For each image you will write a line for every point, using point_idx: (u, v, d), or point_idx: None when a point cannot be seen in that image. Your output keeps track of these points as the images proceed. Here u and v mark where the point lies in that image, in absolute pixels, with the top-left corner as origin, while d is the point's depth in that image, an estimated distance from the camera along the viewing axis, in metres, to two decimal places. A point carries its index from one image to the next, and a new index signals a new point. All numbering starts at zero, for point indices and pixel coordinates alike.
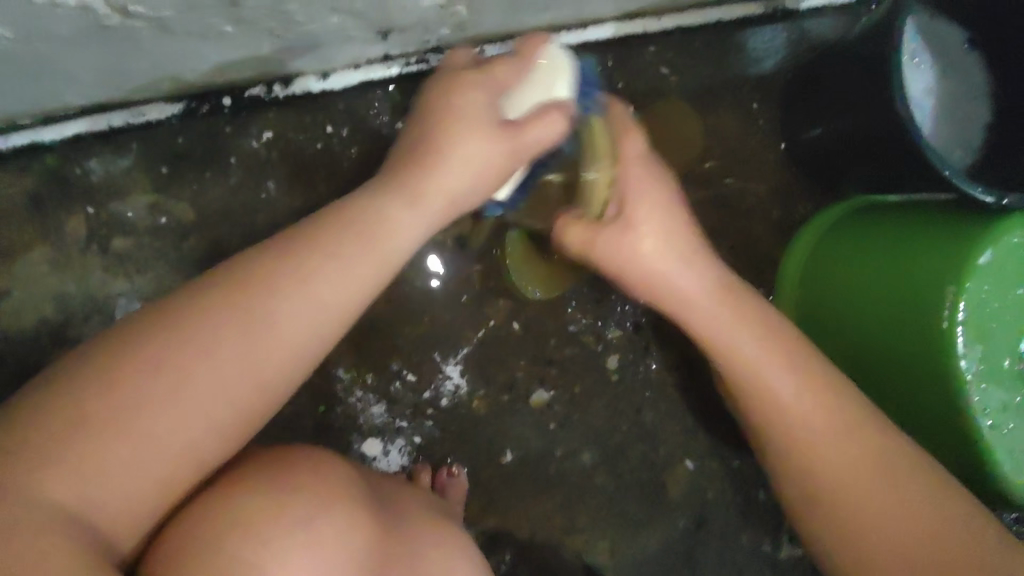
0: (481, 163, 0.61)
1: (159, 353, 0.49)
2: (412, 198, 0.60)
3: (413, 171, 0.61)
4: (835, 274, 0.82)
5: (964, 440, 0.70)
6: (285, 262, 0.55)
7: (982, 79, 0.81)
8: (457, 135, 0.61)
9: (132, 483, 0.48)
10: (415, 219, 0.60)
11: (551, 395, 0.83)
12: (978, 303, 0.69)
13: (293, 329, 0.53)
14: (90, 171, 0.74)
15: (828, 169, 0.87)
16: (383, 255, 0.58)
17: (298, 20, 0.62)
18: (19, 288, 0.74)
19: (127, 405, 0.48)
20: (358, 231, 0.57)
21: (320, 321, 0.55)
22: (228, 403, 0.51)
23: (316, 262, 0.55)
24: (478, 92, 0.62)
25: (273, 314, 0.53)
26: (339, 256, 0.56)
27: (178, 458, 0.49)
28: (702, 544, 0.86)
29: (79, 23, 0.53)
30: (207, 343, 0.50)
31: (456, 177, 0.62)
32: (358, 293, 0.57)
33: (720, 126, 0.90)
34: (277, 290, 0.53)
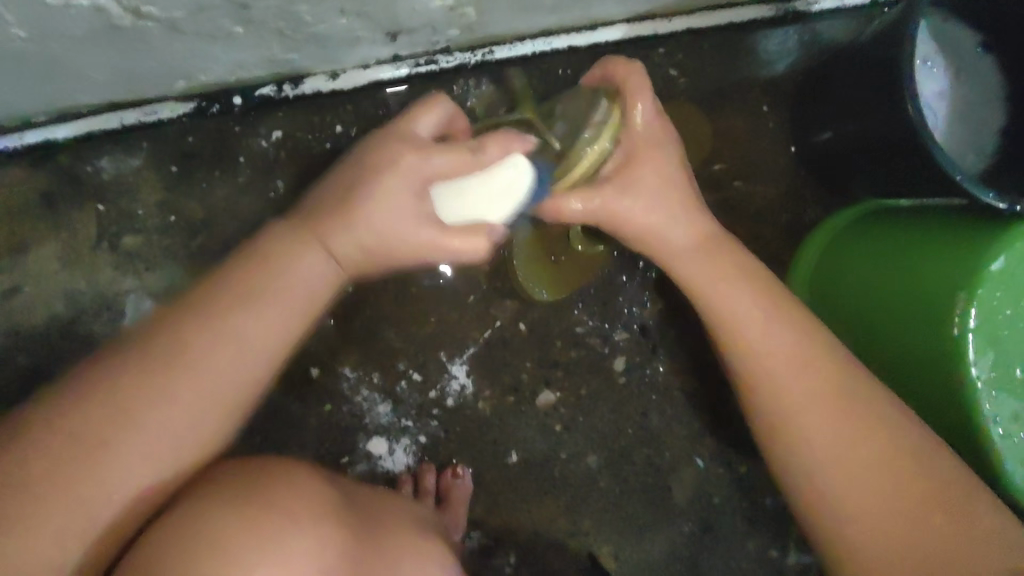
0: (394, 228, 0.62)
1: (89, 424, 0.52)
2: (323, 245, 0.62)
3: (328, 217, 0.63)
4: (853, 269, 0.81)
5: (974, 448, 0.69)
6: (199, 323, 0.58)
7: (998, 84, 0.80)
8: (376, 193, 0.61)
9: (75, 538, 0.51)
10: (327, 264, 0.63)
11: (557, 397, 0.83)
12: (990, 310, 0.68)
13: (219, 378, 0.57)
14: (101, 169, 0.75)
15: (837, 174, 0.86)
16: (297, 301, 0.62)
17: (307, 21, 0.62)
18: (31, 284, 0.75)
19: (65, 469, 0.51)
20: (265, 278, 0.61)
21: (243, 362, 0.58)
22: (155, 458, 0.55)
23: (223, 316, 0.58)
24: (409, 156, 0.62)
25: (191, 370, 0.56)
26: (252, 309, 0.59)
27: (115, 508, 0.53)
28: (707, 549, 0.85)
29: (91, 24, 0.54)
30: (131, 405, 0.53)
31: (379, 231, 0.62)
32: (271, 339, 0.60)
33: (730, 129, 0.90)
34: (196, 343, 0.57)
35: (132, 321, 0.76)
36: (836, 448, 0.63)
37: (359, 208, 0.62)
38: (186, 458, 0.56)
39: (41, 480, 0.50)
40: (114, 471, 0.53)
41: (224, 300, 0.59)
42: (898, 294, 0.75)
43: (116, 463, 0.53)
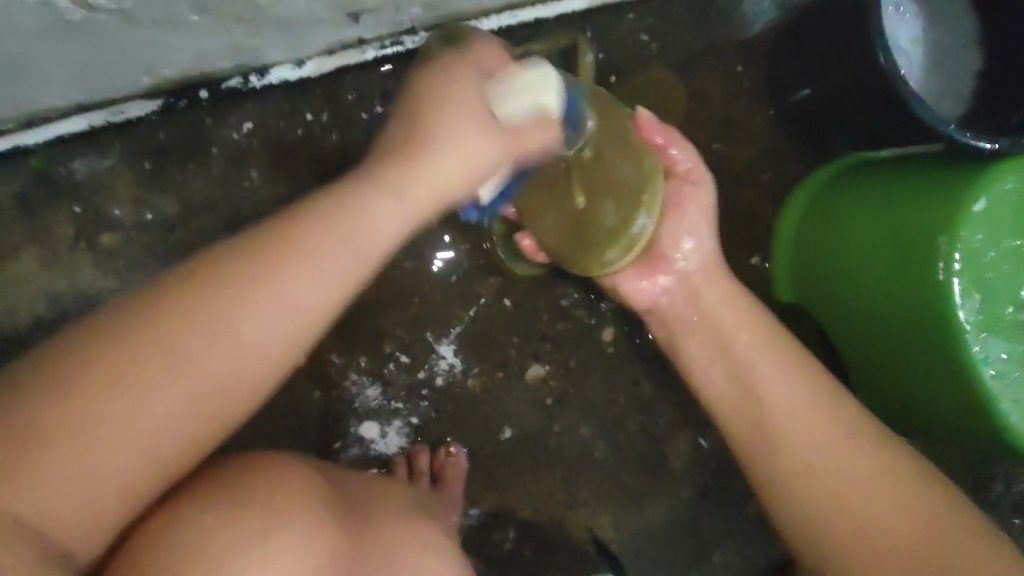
0: (461, 160, 0.56)
1: (131, 357, 0.45)
2: (394, 190, 0.55)
3: (409, 144, 0.56)
4: (849, 233, 0.78)
5: (965, 393, 0.68)
6: (256, 265, 0.50)
7: (974, 27, 0.78)
8: (452, 113, 0.56)
9: (88, 484, 0.44)
10: (396, 212, 0.55)
11: (546, 370, 0.83)
12: (973, 253, 0.67)
13: (262, 335, 0.50)
14: (74, 170, 0.75)
15: (818, 130, 0.86)
16: (366, 254, 0.54)
17: (263, 5, 0.61)
18: (12, 288, 0.75)
19: (88, 412, 0.44)
20: (334, 223, 0.52)
21: (286, 326, 0.50)
22: (186, 409, 0.47)
23: (290, 256, 0.51)
24: (466, 70, 0.56)
25: (250, 315, 0.49)
26: (315, 255, 0.51)
27: (140, 472, 0.46)
28: (707, 513, 0.85)
29: (43, 16, 0.53)
30: (158, 344, 0.46)
31: (447, 172, 0.56)
32: (331, 300, 0.52)
33: (705, 91, 0.89)
34: (230, 293, 0.49)
35: None
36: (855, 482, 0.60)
37: (449, 134, 0.56)
38: (213, 417, 0.49)
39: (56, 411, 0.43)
40: (143, 421, 0.46)
41: (282, 246, 0.51)
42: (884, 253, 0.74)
43: (150, 407, 0.46)
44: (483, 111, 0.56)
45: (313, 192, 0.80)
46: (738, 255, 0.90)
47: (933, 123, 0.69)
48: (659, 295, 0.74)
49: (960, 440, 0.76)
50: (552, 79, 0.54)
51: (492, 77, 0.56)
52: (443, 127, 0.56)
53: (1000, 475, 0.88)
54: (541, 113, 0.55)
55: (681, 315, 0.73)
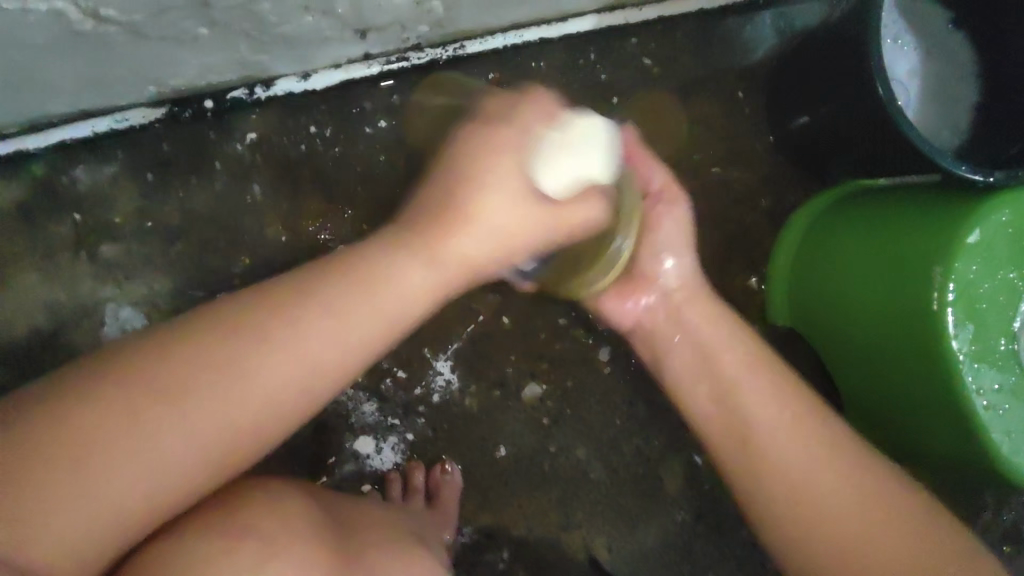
0: (507, 212, 0.58)
1: (129, 406, 0.47)
2: (430, 260, 0.57)
3: (433, 238, 0.57)
4: (845, 262, 0.79)
5: (958, 422, 0.69)
6: (274, 321, 0.52)
7: (970, 60, 0.80)
8: (483, 177, 0.57)
9: (98, 521, 0.47)
10: (425, 279, 0.57)
11: (543, 390, 0.83)
12: (968, 283, 0.68)
13: (284, 386, 0.52)
14: (76, 179, 0.75)
15: (818, 156, 0.87)
16: (389, 311, 0.56)
17: (271, 21, 0.61)
18: (10, 297, 0.75)
19: (96, 442, 0.46)
20: (355, 280, 0.55)
21: (306, 378, 0.53)
22: (196, 452, 0.49)
23: (317, 313, 0.53)
24: (507, 130, 0.58)
25: (264, 358, 0.51)
26: (335, 318, 0.54)
27: (135, 515, 0.48)
28: (701, 536, 0.85)
29: (53, 29, 0.53)
30: (185, 394, 0.49)
31: (486, 242, 0.58)
32: (353, 354, 0.54)
33: (707, 115, 0.89)
34: (264, 348, 0.51)
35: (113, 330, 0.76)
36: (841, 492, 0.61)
37: (468, 217, 0.58)
38: (224, 461, 0.51)
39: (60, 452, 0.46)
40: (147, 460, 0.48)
41: (306, 300, 0.53)
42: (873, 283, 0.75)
43: (161, 449, 0.48)
44: (531, 191, 0.58)
45: (314, 207, 0.80)
46: (735, 278, 0.90)
47: (930, 154, 0.69)
48: (642, 315, 0.73)
49: (953, 469, 0.76)
50: (600, 130, 0.60)
51: (528, 151, 0.57)
52: (478, 175, 0.57)
53: (992, 503, 0.89)
54: (587, 186, 0.58)
55: (665, 333, 0.73)
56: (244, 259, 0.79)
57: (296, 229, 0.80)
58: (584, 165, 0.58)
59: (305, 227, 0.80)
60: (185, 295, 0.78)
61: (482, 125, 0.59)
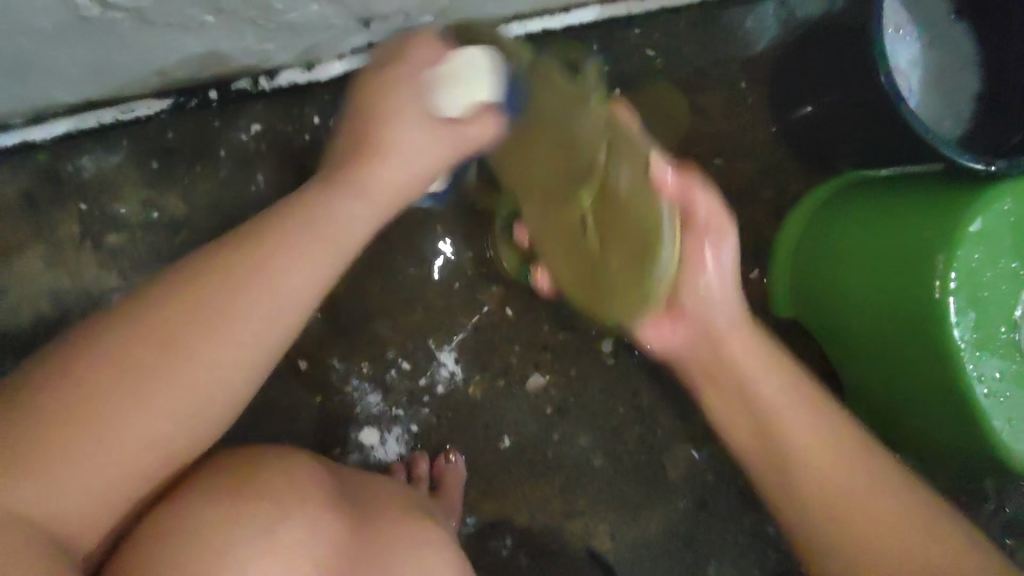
0: (413, 143, 0.64)
1: (137, 361, 0.47)
2: (358, 194, 0.61)
3: (358, 175, 0.62)
4: (843, 248, 0.80)
5: (959, 409, 0.69)
6: (241, 262, 0.53)
7: (971, 50, 0.80)
8: (398, 108, 0.63)
9: (98, 486, 0.46)
10: (362, 212, 0.61)
11: (546, 379, 0.83)
12: (969, 271, 0.68)
13: (259, 332, 0.52)
14: (81, 168, 0.75)
15: (831, 141, 0.90)
16: (338, 249, 0.58)
17: (277, 9, 0.61)
18: (16, 286, 0.75)
19: (101, 403, 0.46)
20: (294, 218, 0.57)
21: (282, 313, 0.53)
22: (184, 411, 0.49)
23: (284, 251, 0.54)
24: (405, 69, 0.63)
25: (241, 306, 0.51)
26: (298, 252, 0.55)
27: (129, 478, 0.47)
28: (704, 524, 0.85)
29: (60, 16, 0.53)
30: (182, 350, 0.48)
31: (395, 178, 0.63)
32: (317, 283, 0.56)
33: (709, 106, 0.90)
34: (242, 293, 0.52)
35: None
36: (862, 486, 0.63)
37: (377, 147, 0.63)
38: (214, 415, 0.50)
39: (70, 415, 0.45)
40: (148, 417, 0.47)
41: (271, 250, 0.54)
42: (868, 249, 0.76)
43: (154, 420, 0.47)
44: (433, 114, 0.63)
45: None
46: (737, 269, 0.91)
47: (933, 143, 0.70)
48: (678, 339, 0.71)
49: (955, 458, 0.76)
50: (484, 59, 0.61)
51: (429, 85, 0.62)
52: (391, 106, 0.63)
53: (994, 492, 0.89)
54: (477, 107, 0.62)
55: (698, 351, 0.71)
56: None
57: None
58: (469, 82, 0.61)
59: None
60: None
61: (377, 79, 0.64)
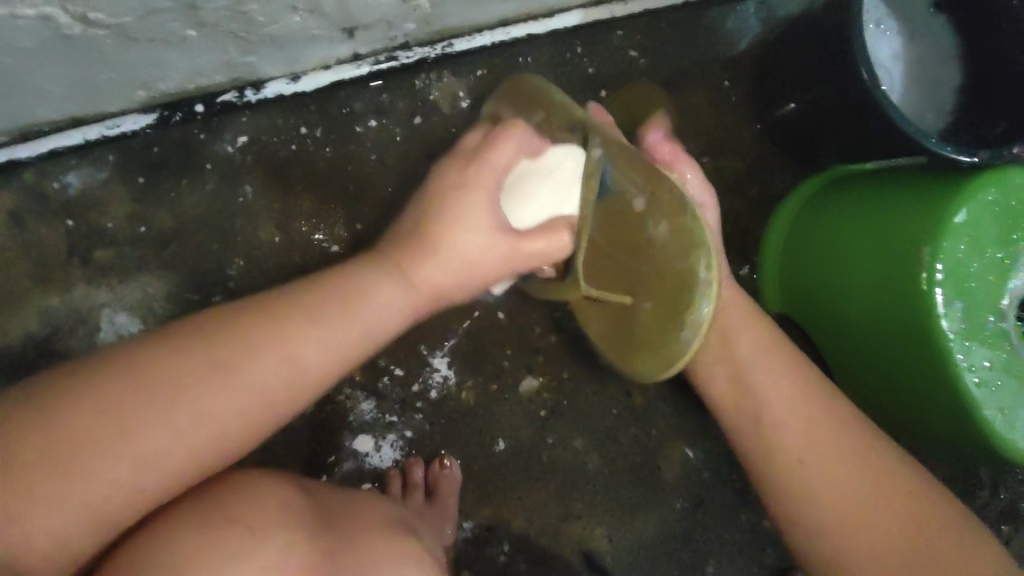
0: (474, 250, 0.60)
1: (127, 389, 0.49)
2: (398, 274, 0.60)
3: (403, 252, 0.61)
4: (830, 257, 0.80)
5: (951, 399, 0.70)
6: (262, 329, 0.54)
7: (951, 43, 0.81)
8: (463, 211, 0.60)
9: (83, 516, 0.48)
10: (398, 296, 0.60)
11: (539, 382, 0.83)
12: (956, 262, 0.68)
13: (262, 393, 0.53)
14: (67, 185, 0.75)
15: (807, 142, 0.87)
16: (361, 328, 0.58)
17: (259, 21, 0.62)
18: (4, 305, 0.75)
19: (86, 435, 0.47)
20: (340, 304, 0.57)
21: (296, 383, 0.54)
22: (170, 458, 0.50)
23: (298, 319, 0.55)
24: (483, 171, 0.61)
25: (254, 371, 0.52)
26: (321, 322, 0.56)
27: (117, 507, 0.49)
28: (701, 523, 0.86)
29: (41, 34, 0.53)
30: (179, 397, 0.50)
31: (447, 270, 0.61)
32: (329, 364, 0.56)
33: (694, 106, 0.90)
34: (255, 357, 0.53)
35: (109, 335, 0.76)
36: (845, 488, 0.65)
37: (446, 238, 0.60)
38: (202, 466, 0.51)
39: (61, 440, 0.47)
40: (140, 455, 0.48)
41: (288, 314, 0.55)
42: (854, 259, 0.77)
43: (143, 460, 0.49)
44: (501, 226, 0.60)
45: (307, 206, 0.80)
46: (727, 267, 0.91)
47: (915, 137, 0.70)
48: None
49: (948, 447, 0.77)
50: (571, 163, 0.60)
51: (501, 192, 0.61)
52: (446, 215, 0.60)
53: (987, 482, 0.90)
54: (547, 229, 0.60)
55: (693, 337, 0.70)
56: (238, 260, 0.79)
57: (288, 228, 0.80)
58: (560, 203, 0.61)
59: (298, 226, 0.80)
60: (180, 298, 0.78)
61: (459, 168, 0.62)
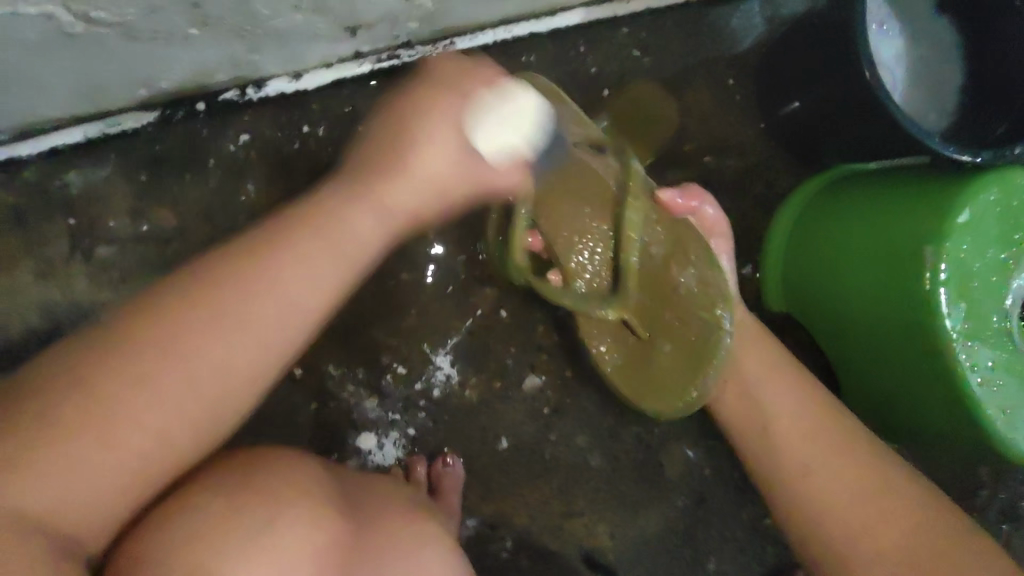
0: (436, 165, 0.60)
1: (130, 342, 0.46)
2: (369, 196, 0.58)
3: (374, 179, 0.59)
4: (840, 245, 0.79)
5: (953, 398, 0.70)
6: (251, 262, 0.52)
7: (954, 44, 0.81)
8: (420, 135, 0.60)
9: (101, 483, 0.44)
10: (376, 217, 0.58)
11: (542, 380, 0.84)
12: (959, 262, 0.68)
13: (267, 329, 0.51)
14: (70, 182, 0.75)
15: (809, 141, 0.87)
16: (348, 255, 0.56)
17: (263, 19, 0.61)
18: (7, 301, 0.75)
19: (101, 399, 0.44)
20: (308, 219, 0.55)
21: (290, 316, 0.52)
22: (183, 420, 0.47)
23: (287, 250, 0.53)
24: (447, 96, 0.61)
25: (252, 301, 0.50)
26: (309, 258, 0.53)
27: (132, 477, 0.45)
28: (703, 521, 0.86)
29: (44, 32, 0.53)
30: (185, 348, 0.47)
31: (415, 187, 0.60)
32: (326, 284, 0.54)
33: (697, 104, 0.90)
34: (251, 288, 0.50)
35: None
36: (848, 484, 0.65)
37: (400, 163, 0.60)
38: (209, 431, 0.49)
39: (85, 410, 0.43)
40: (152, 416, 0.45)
41: (278, 244, 0.53)
42: (862, 241, 0.76)
43: (156, 425, 0.46)
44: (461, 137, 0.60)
45: None
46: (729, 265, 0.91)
47: (922, 137, 0.70)
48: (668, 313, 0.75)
49: (949, 446, 0.77)
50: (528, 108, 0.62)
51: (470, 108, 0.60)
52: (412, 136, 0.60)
53: (988, 480, 0.90)
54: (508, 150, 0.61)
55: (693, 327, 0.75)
56: None
57: None
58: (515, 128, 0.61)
59: None
60: None
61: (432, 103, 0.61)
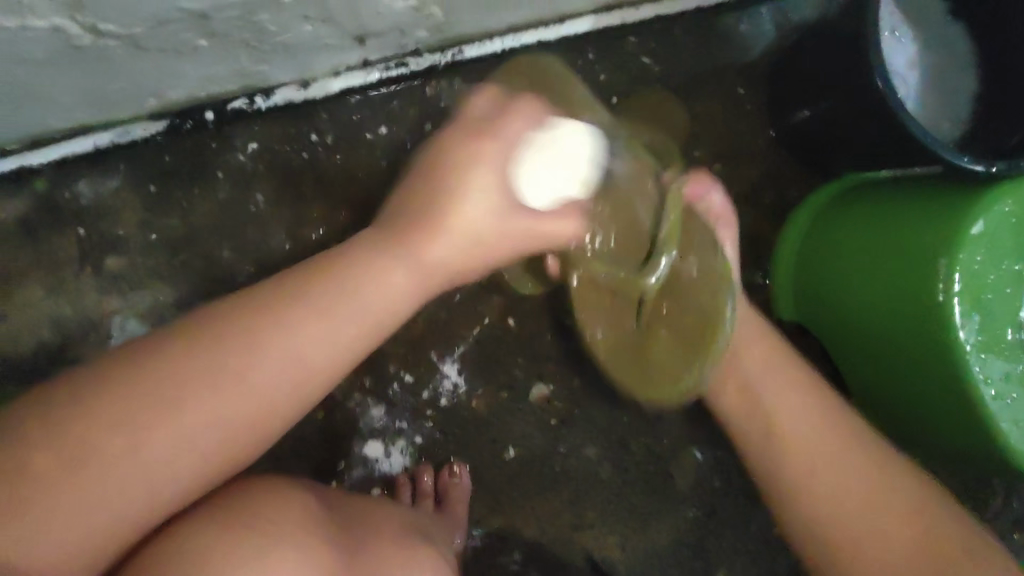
0: (483, 204, 0.57)
1: (136, 390, 0.47)
2: (397, 249, 0.57)
3: (412, 230, 0.57)
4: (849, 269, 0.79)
5: (966, 411, 0.69)
6: (271, 313, 0.51)
7: (966, 50, 0.80)
8: (467, 176, 0.57)
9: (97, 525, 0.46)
10: (404, 274, 0.57)
11: (551, 390, 0.83)
12: (971, 274, 0.68)
13: (274, 384, 0.51)
14: (79, 193, 0.75)
15: (817, 149, 0.87)
16: (368, 313, 0.55)
17: (271, 31, 0.61)
18: (16, 311, 0.75)
19: (96, 437, 0.45)
20: (338, 278, 0.54)
21: (303, 376, 0.52)
22: (184, 468, 0.48)
23: (306, 311, 0.52)
24: (492, 145, 0.57)
25: (262, 360, 0.50)
26: (328, 318, 0.53)
27: (129, 508, 0.47)
28: (713, 532, 0.85)
29: (53, 45, 0.53)
30: (186, 394, 0.48)
31: (451, 253, 0.58)
32: (335, 350, 0.53)
33: (707, 113, 0.89)
34: (262, 344, 0.50)
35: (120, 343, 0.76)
36: (850, 491, 0.64)
37: (455, 200, 0.57)
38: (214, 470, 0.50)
39: (74, 451, 0.45)
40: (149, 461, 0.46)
41: (293, 293, 0.53)
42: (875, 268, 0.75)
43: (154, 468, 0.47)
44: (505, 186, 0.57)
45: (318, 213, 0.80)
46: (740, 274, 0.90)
47: (934, 147, 0.69)
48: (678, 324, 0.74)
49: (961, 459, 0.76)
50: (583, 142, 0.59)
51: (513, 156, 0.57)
52: (446, 177, 0.58)
53: (1001, 491, 0.89)
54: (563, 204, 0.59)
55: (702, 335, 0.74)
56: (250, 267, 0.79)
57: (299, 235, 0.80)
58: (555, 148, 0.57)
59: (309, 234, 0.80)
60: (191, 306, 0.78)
61: (462, 141, 0.58)
